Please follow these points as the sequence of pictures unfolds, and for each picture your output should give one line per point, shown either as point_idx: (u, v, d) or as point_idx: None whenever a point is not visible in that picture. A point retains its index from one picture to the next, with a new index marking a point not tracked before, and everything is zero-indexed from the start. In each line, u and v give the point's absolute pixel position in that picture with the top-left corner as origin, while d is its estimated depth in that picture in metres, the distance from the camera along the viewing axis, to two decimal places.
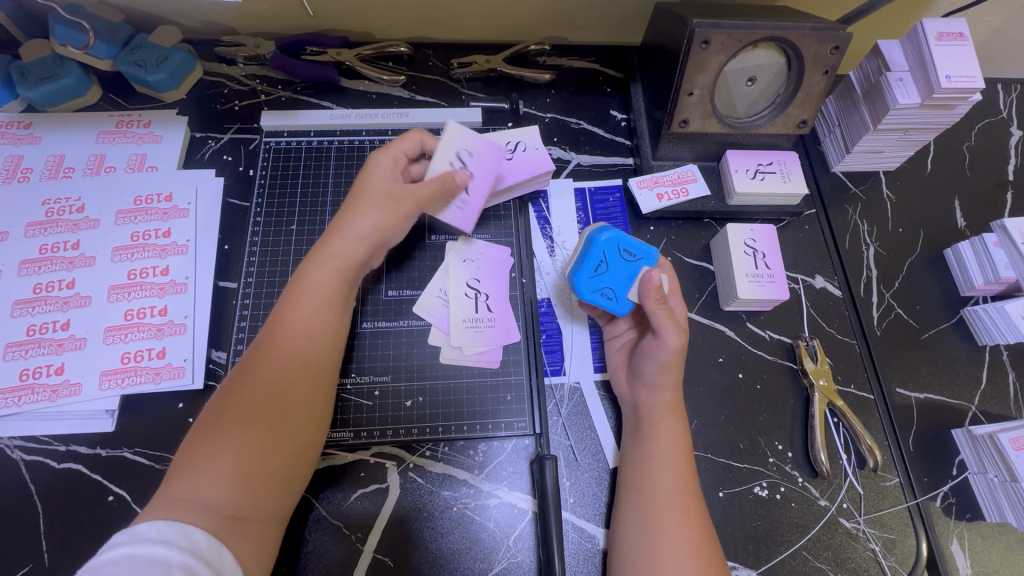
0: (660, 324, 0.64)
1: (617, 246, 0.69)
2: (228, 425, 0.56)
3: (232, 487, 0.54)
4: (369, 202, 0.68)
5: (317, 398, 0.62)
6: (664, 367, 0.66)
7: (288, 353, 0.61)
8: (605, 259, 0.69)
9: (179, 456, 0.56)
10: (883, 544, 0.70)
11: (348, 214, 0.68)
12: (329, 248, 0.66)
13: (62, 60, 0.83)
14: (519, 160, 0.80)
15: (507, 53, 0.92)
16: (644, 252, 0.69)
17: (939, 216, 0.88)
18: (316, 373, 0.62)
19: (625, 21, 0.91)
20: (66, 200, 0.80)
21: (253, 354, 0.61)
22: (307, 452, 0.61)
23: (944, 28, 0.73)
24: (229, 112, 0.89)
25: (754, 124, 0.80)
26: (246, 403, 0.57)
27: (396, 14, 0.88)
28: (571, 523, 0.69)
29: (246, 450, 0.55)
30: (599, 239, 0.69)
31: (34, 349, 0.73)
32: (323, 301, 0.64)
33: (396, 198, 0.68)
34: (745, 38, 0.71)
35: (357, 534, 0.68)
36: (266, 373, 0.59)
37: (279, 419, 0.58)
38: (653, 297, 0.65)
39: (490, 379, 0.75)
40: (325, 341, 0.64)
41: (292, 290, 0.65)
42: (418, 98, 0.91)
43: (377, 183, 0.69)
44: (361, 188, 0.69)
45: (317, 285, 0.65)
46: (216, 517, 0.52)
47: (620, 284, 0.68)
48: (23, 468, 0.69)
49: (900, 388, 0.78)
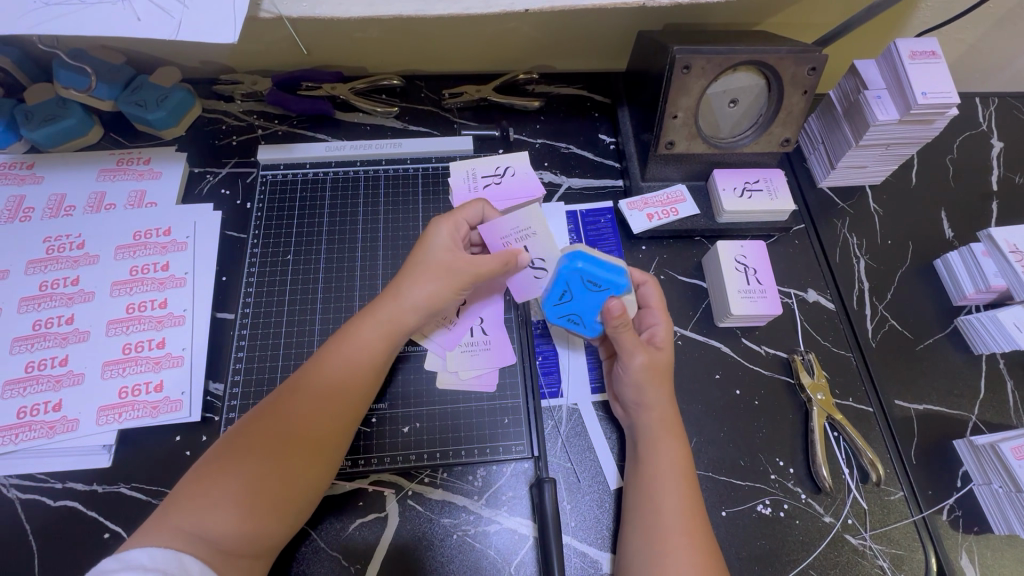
0: (624, 345, 0.67)
1: (583, 279, 0.67)
2: (247, 454, 0.57)
3: (236, 519, 0.54)
4: (425, 268, 0.69)
5: (336, 449, 0.62)
6: (637, 386, 0.67)
7: (324, 405, 0.62)
8: (569, 290, 0.69)
9: (194, 470, 0.57)
10: (891, 560, 0.69)
11: (401, 280, 0.69)
12: (381, 310, 0.68)
13: (66, 102, 0.86)
14: (505, 184, 0.82)
15: (496, 82, 0.95)
16: (608, 281, 0.67)
17: (927, 228, 0.89)
18: (341, 428, 0.63)
19: (610, 48, 0.94)
20: (67, 238, 0.81)
21: (288, 387, 0.63)
22: (307, 501, 0.60)
23: (917, 47, 0.75)
24: (228, 147, 0.91)
25: (738, 143, 0.82)
26: (271, 436, 0.58)
27: (387, 49, 0.91)
28: (573, 548, 0.68)
29: (259, 483, 0.56)
30: (563, 270, 0.68)
31: (32, 386, 0.73)
32: (368, 357, 0.66)
33: (454, 268, 0.69)
34: (725, 63, 0.73)
35: (356, 565, 0.67)
36: (294, 413, 0.60)
37: (293, 460, 0.58)
38: (614, 326, 0.65)
39: (488, 403, 0.75)
40: (360, 396, 0.65)
41: (340, 338, 0.67)
42: (411, 128, 0.94)
43: (436, 253, 0.70)
44: (421, 252, 0.70)
45: (366, 338, 0.66)
46: (211, 548, 0.52)
47: (585, 310, 0.69)
48: (18, 506, 0.68)
49: (899, 400, 0.78)
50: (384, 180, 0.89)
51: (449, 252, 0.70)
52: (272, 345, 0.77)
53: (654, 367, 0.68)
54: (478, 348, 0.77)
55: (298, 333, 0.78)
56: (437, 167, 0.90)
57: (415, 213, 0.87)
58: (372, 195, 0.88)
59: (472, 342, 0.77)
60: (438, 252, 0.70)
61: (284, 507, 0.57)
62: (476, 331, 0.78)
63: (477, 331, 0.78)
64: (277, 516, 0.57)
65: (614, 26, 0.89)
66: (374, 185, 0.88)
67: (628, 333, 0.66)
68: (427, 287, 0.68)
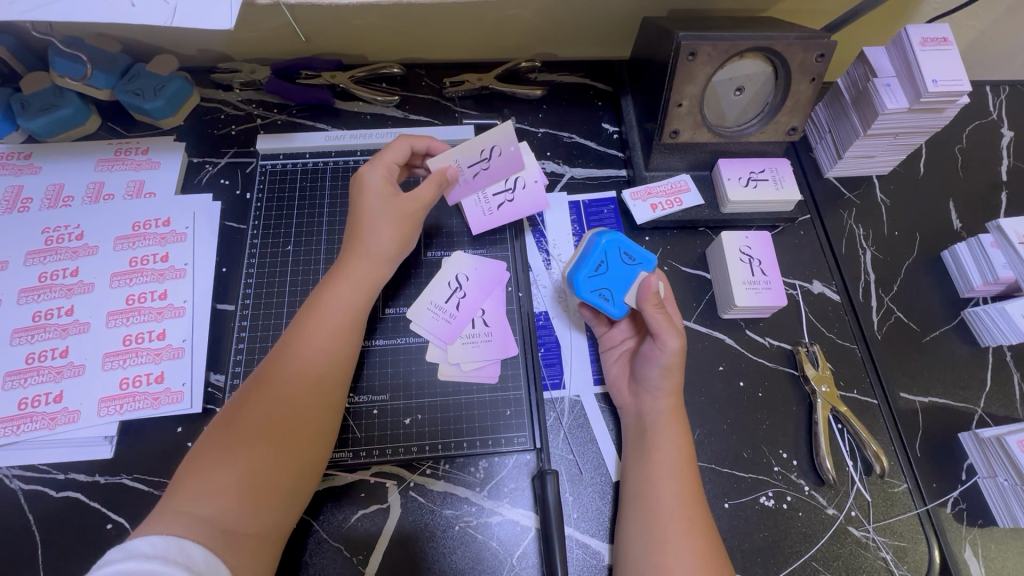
0: (660, 326, 0.65)
1: (619, 249, 0.71)
2: (234, 438, 0.57)
3: (234, 504, 0.54)
4: (378, 215, 0.72)
5: (320, 426, 0.62)
6: (667, 371, 0.66)
7: (300, 383, 0.62)
8: (606, 261, 0.70)
9: (187, 461, 0.57)
10: (894, 552, 0.69)
11: (359, 233, 0.71)
12: (349, 267, 0.70)
13: (62, 91, 0.85)
14: (518, 198, 0.81)
15: (498, 70, 0.93)
16: (642, 257, 0.70)
17: (934, 218, 0.88)
18: (325, 398, 0.63)
19: (614, 35, 0.93)
20: (65, 228, 0.81)
21: (266, 373, 0.62)
22: (306, 479, 0.61)
23: (929, 33, 0.74)
24: (226, 137, 0.90)
25: (744, 132, 0.81)
26: (255, 417, 0.59)
27: (387, 36, 0.89)
28: (575, 539, 0.68)
29: (248, 463, 0.56)
30: (598, 244, 0.70)
31: (33, 377, 0.73)
32: (344, 322, 0.67)
33: (401, 210, 0.72)
34: (731, 49, 0.71)
35: (359, 556, 0.67)
36: (275, 391, 0.61)
37: (280, 435, 0.59)
38: (652, 303, 0.65)
39: (489, 395, 0.75)
40: (336, 369, 0.65)
41: (316, 314, 0.67)
42: (412, 117, 0.92)
43: (376, 196, 0.72)
44: (363, 200, 0.72)
45: (343, 301, 0.68)
46: (212, 529, 0.52)
47: (617, 286, 0.70)
48: (21, 497, 0.68)
49: (904, 392, 0.77)
50: None
51: (389, 195, 0.73)
52: (273, 337, 0.77)
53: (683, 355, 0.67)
54: (479, 340, 0.77)
55: None
56: None
57: None
58: None
59: (474, 334, 0.77)
60: (378, 198, 0.72)
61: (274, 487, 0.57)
62: (478, 323, 0.78)
63: (479, 323, 0.78)
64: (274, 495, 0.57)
65: (618, 13, 0.87)
66: None
67: (663, 312, 0.66)
68: (384, 231, 0.72)
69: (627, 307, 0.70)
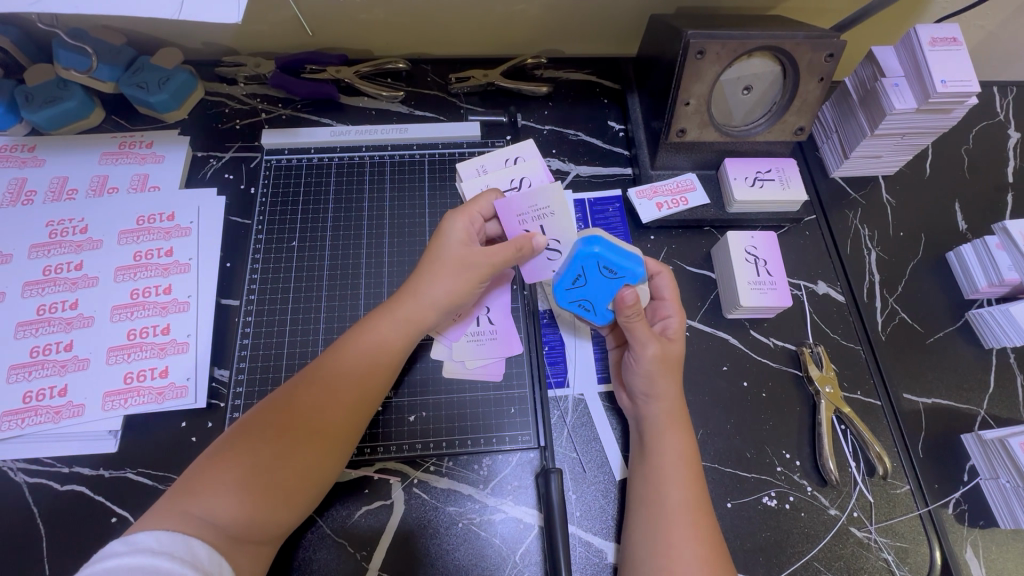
0: (636, 337, 0.66)
1: (599, 263, 0.66)
2: (260, 442, 0.57)
3: (245, 506, 0.54)
4: (443, 265, 0.67)
5: (347, 442, 0.62)
6: (649, 377, 0.67)
7: (336, 398, 0.61)
8: (584, 272, 0.67)
9: (208, 453, 0.57)
10: (895, 553, 0.69)
11: (421, 276, 0.68)
12: (402, 305, 0.67)
13: (66, 83, 0.84)
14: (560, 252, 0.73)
15: (504, 67, 0.93)
16: (623, 269, 0.66)
17: (940, 219, 0.88)
18: (356, 417, 0.62)
19: (621, 32, 0.92)
20: (69, 222, 0.81)
21: (301, 377, 0.62)
22: (318, 489, 0.60)
23: (938, 33, 0.73)
24: (231, 131, 0.90)
25: (751, 132, 0.81)
26: (285, 425, 0.58)
27: (393, 32, 0.89)
28: (578, 537, 0.68)
29: (266, 469, 0.56)
30: (579, 254, 0.66)
31: (37, 370, 0.73)
32: (388, 346, 0.65)
33: (471, 263, 0.67)
34: (739, 48, 0.71)
35: (362, 552, 0.67)
36: (310, 404, 0.60)
37: (305, 447, 0.58)
38: (626, 314, 0.64)
39: (494, 393, 0.75)
40: (373, 387, 0.64)
41: (355, 332, 0.66)
42: (417, 113, 0.92)
43: (450, 248, 0.68)
44: (436, 249, 0.68)
45: (385, 331, 0.65)
46: (220, 534, 0.52)
47: (596, 295, 0.69)
48: (25, 489, 0.69)
49: (907, 394, 0.77)
50: (390, 166, 0.87)
51: (465, 248, 0.68)
52: (277, 333, 0.77)
53: (666, 359, 0.67)
54: (484, 337, 0.77)
55: (303, 322, 0.78)
56: (443, 154, 0.89)
57: (422, 201, 0.85)
58: (378, 181, 0.86)
59: (478, 331, 0.77)
60: (453, 249, 0.68)
61: (292, 495, 0.57)
62: (482, 320, 0.77)
63: (484, 319, 0.78)
64: (287, 502, 0.57)
65: (626, 9, 0.87)
66: (380, 171, 0.87)
67: (641, 323, 0.66)
68: (444, 286, 0.67)
69: (609, 312, 0.70)
